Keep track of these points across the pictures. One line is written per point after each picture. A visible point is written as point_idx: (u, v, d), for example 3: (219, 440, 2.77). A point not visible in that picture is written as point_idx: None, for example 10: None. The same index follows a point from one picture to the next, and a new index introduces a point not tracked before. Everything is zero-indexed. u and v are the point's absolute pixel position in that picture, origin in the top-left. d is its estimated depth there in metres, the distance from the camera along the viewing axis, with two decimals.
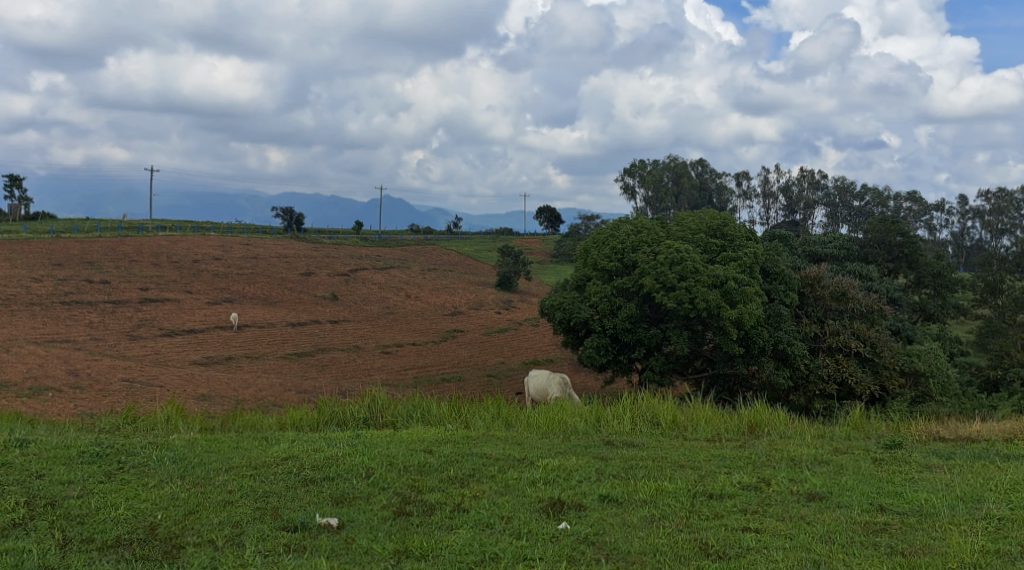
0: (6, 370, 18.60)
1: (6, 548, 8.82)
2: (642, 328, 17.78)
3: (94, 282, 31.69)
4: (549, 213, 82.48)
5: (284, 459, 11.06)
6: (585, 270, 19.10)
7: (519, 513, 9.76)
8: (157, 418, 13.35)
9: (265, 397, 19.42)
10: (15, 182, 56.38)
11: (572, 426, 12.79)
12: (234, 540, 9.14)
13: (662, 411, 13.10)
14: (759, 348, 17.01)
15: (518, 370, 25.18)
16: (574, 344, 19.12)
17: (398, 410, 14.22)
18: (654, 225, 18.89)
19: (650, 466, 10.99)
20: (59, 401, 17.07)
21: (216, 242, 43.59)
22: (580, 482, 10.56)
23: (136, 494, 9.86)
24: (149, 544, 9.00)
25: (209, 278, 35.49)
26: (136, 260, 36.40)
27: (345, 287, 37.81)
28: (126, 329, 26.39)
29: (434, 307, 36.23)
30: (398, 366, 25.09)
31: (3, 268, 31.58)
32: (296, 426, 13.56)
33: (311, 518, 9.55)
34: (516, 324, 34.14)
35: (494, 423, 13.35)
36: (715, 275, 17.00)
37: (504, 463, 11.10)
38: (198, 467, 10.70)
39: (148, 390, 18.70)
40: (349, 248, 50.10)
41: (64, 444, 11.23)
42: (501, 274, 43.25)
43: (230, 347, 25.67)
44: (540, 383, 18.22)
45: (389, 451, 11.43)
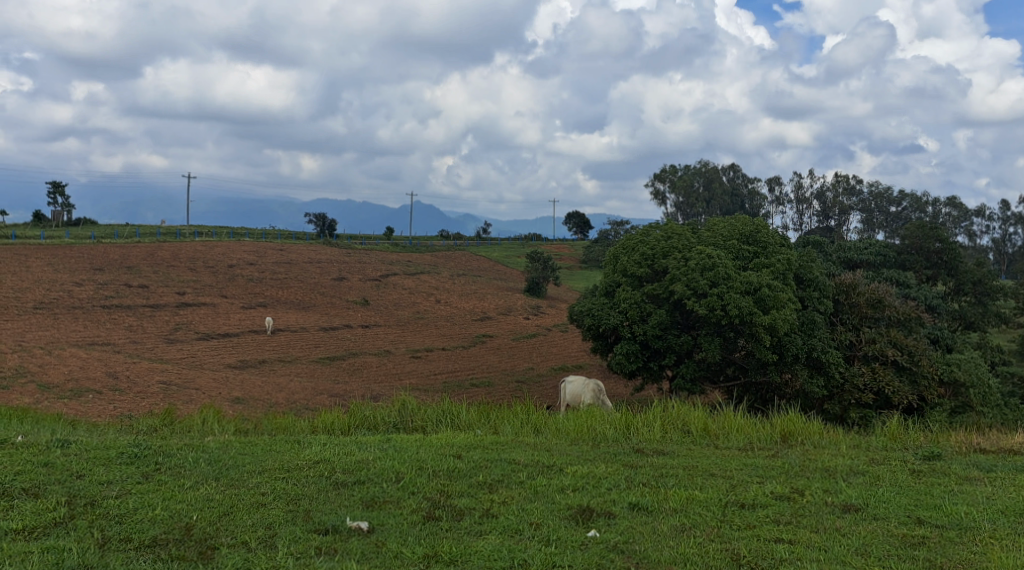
0: (47, 372, 18.76)
1: (46, 547, 8.76)
2: (673, 335, 17.62)
3: (132, 286, 31.94)
4: (579, 218, 82.32)
5: (316, 462, 11.04)
6: (615, 276, 18.99)
7: (549, 520, 9.66)
8: (194, 422, 13.40)
9: (298, 400, 19.44)
10: (58, 186, 57.16)
11: (601, 433, 12.68)
12: (268, 541, 9.11)
13: (693, 420, 12.96)
14: (793, 356, 16.80)
15: (548, 376, 25.08)
16: (603, 349, 19.01)
17: (429, 414, 14.22)
18: (685, 231, 18.71)
19: (680, 474, 10.86)
20: (99, 402, 17.21)
21: (250, 247, 43.87)
22: (610, 489, 10.44)
23: (173, 495, 9.86)
24: (185, 544, 8.97)
25: (244, 283, 35.68)
26: (172, 264, 36.70)
27: (376, 292, 37.88)
28: (164, 333, 26.58)
29: (463, 312, 36.20)
30: (428, 370, 25.09)
31: (44, 272, 31.94)
32: (328, 429, 13.55)
33: (342, 521, 9.51)
34: (546, 329, 34.06)
35: (523, 429, 13.26)
36: (748, 282, 16.82)
37: (533, 469, 11.01)
38: (232, 469, 10.69)
39: (186, 393, 18.79)
40: (380, 254, 50.26)
41: (104, 444, 11.25)
42: (530, 280, 43.19)
43: (264, 351, 25.76)
44: (574, 389, 18.12)
45: (418, 456, 11.38)
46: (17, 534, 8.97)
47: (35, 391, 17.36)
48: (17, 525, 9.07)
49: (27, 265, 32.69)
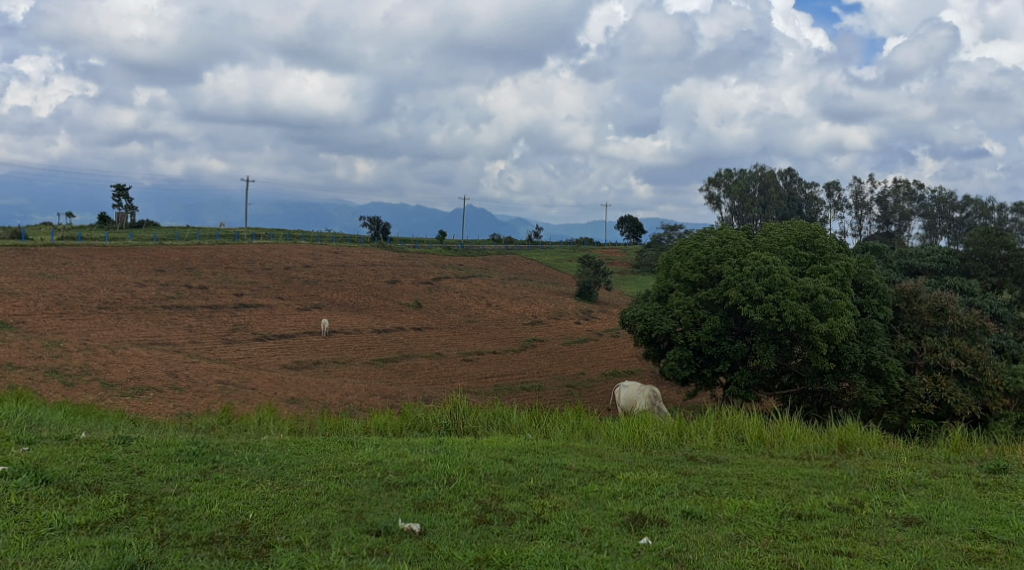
0: (111, 370, 19.10)
1: (108, 542, 8.86)
2: (726, 342, 17.40)
3: (192, 287, 32.44)
4: (632, 222, 81.90)
5: (369, 463, 11.09)
6: (668, 281, 18.86)
7: (600, 526, 9.60)
8: (250, 421, 13.56)
9: (351, 401, 19.57)
10: (122, 189, 58.30)
11: (653, 440, 12.55)
12: (321, 541, 9.15)
13: (748, 428, 12.79)
14: (851, 364, 16.55)
15: (599, 381, 24.93)
16: (655, 355, 18.85)
17: (480, 418, 14.22)
18: (740, 236, 18.43)
19: (734, 483, 10.72)
20: (160, 400, 17.47)
21: (306, 250, 44.34)
22: (662, 497, 10.34)
23: (229, 493, 9.95)
24: (241, 542, 9.04)
25: (300, 285, 36.05)
26: (230, 266, 37.19)
27: (429, 295, 38.03)
28: (222, 333, 26.93)
29: (514, 316, 36.19)
30: (479, 374, 25.10)
31: (107, 273, 32.55)
32: (380, 430, 13.61)
33: (394, 523, 9.52)
34: (598, 334, 33.94)
35: (573, 434, 13.19)
36: (805, 288, 16.58)
37: (585, 475, 10.95)
38: (287, 469, 10.77)
39: (242, 392, 19.00)
40: (433, 257, 50.52)
41: (164, 442, 11.40)
42: (581, 284, 43.08)
43: (319, 352, 26.00)
44: (630, 394, 18.05)
45: (470, 459, 11.38)
46: (79, 528, 9.08)
47: (98, 389, 17.66)
48: (80, 519, 9.19)
49: (92, 266, 33.37)
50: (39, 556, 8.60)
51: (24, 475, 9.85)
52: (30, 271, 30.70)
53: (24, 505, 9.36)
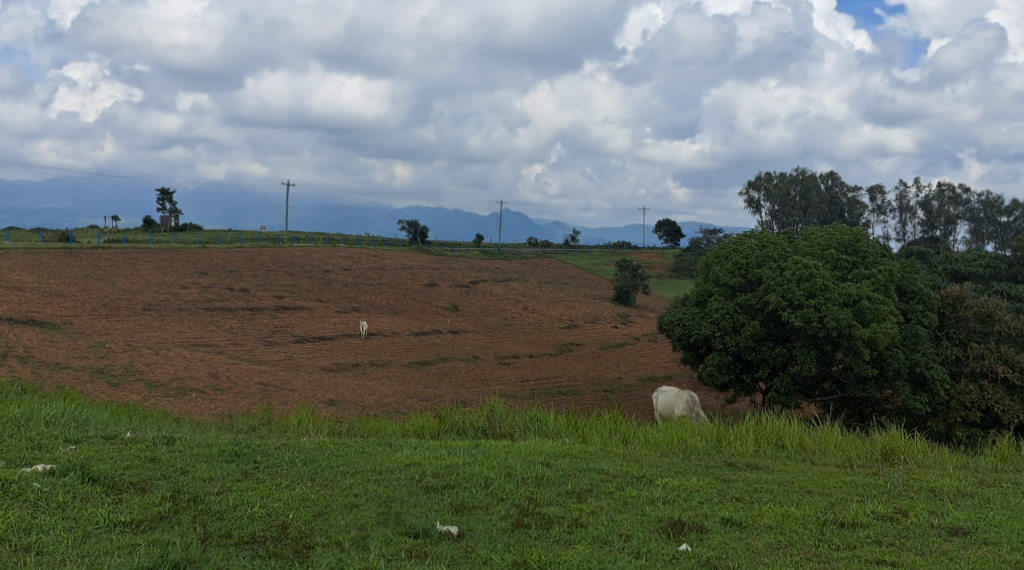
0: (154, 370, 19.34)
1: (153, 540, 8.94)
2: (766, 347, 17.25)
3: (234, 289, 32.77)
4: (670, 226, 81.55)
5: (407, 465, 11.11)
6: (707, 286, 18.75)
7: (639, 532, 9.54)
8: (290, 423, 13.64)
9: (389, 403, 19.63)
10: (167, 193, 59.06)
11: (692, 446, 12.47)
12: (360, 542, 9.18)
13: (789, 434, 12.67)
14: (893, 370, 16.34)
15: (636, 386, 24.82)
16: (694, 360, 18.75)
17: (517, 421, 14.21)
18: (780, 240, 18.26)
19: (775, 490, 10.61)
20: (201, 401, 17.66)
21: (345, 254, 44.62)
22: (702, 503, 10.26)
23: (270, 493, 10.03)
24: (282, 542, 9.10)
25: (339, 288, 36.26)
26: (271, 270, 37.49)
27: (466, 298, 38.10)
28: (262, 335, 27.16)
29: (551, 319, 36.15)
30: (516, 377, 25.07)
31: (151, 275, 32.97)
32: (418, 433, 13.64)
33: (432, 525, 9.53)
34: (635, 338, 33.81)
35: (611, 439, 13.13)
36: (847, 293, 16.41)
37: (623, 480, 10.90)
38: (327, 470, 10.82)
39: (282, 394, 19.14)
40: (471, 261, 50.60)
41: (206, 442, 11.51)
42: (619, 288, 42.90)
43: (357, 354, 26.15)
44: (668, 399, 17.95)
45: (507, 462, 11.36)
46: (124, 527, 9.17)
47: (143, 389, 17.87)
48: (125, 517, 9.28)
49: (137, 268, 33.83)
50: (86, 553, 8.69)
51: (71, 474, 9.99)
52: (77, 272, 31.19)
53: (71, 503, 9.47)
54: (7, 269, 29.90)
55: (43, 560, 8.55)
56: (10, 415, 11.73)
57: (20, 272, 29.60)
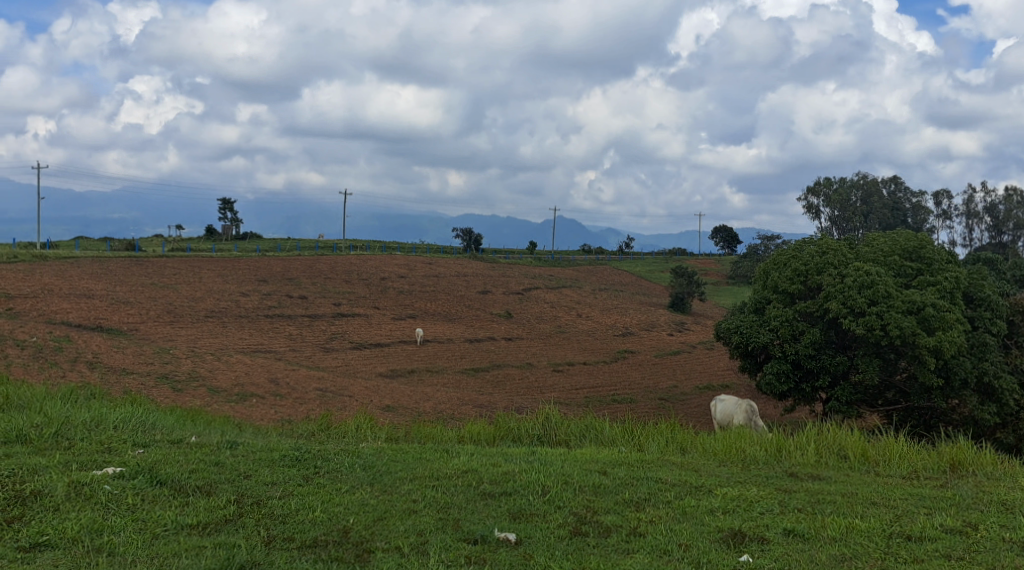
0: (216, 376, 19.62)
1: (218, 542, 9.06)
2: (827, 355, 17.00)
3: (293, 296, 33.16)
4: (726, 232, 80.81)
5: (464, 472, 11.13)
6: (765, 293, 18.54)
7: (699, 542, 9.45)
8: (348, 428, 13.77)
9: (444, 410, 19.68)
10: (228, 202, 60.01)
11: (751, 455, 12.33)
12: (419, 548, 9.21)
13: (851, 444, 12.45)
14: (960, 380, 16.02)
15: (693, 394, 24.61)
16: (752, 368, 18.53)
17: (572, 429, 14.18)
18: (841, 246, 17.98)
19: (839, 501, 10.45)
20: (262, 407, 17.87)
21: (401, 261, 44.90)
22: (762, 514, 10.13)
23: (330, 498, 10.12)
24: (343, 547, 9.16)
25: (395, 295, 36.53)
26: (329, 277, 37.88)
27: (520, 305, 38.13)
28: (321, 342, 27.44)
29: (605, 327, 36.00)
30: (570, 385, 25.02)
31: (213, 283, 33.51)
32: (474, 439, 13.68)
33: (490, 532, 9.53)
34: (691, 346, 33.52)
35: (668, 447, 13.03)
36: (911, 301, 16.11)
37: (681, 489, 10.80)
38: (386, 475, 10.89)
39: (340, 400, 19.29)
40: (525, 268, 50.63)
41: (268, 447, 11.65)
42: (674, 295, 42.58)
43: (413, 361, 26.29)
44: (727, 408, 17.77)
45: (564, 470, 11.32)
46: (191, 529, 9.31)
47: (205, 395, 18.14)
48: (191, 520, 9.42)
49: (199, 276, 34.39)
50: (155, 554, 8.83)
51: (140, 476, 10.18)
52: (142, 280, 31.83)
53: (140, 505, 9.64)
54: (75, 277, 30.58)
55: (115, 560, 8.70)
56: (80, 419, 11.97)
57: (87, 280, 30.28)
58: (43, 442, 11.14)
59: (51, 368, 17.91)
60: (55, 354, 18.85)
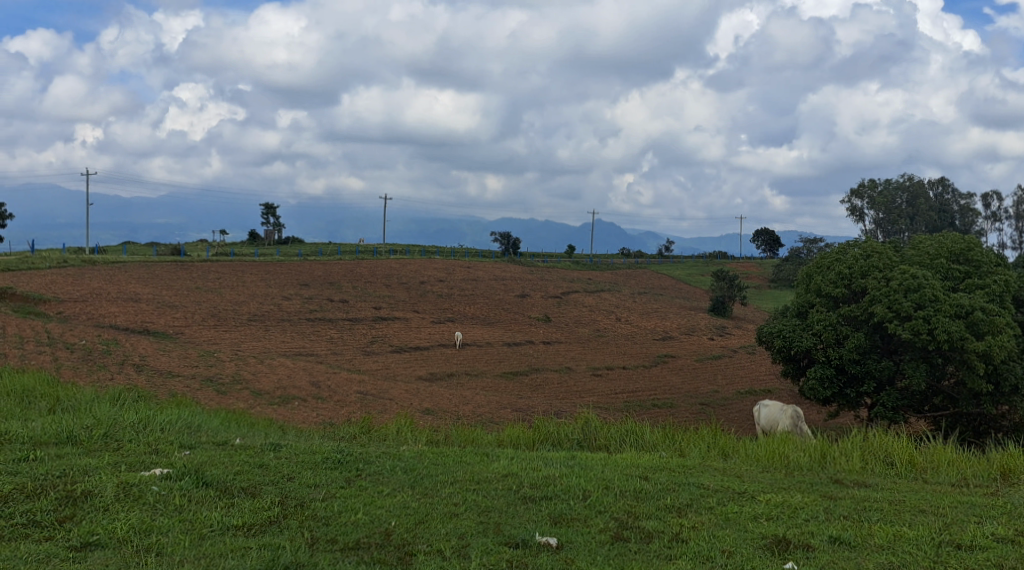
0: (260, 379, 19.81)
1: (263, 544, 9.13)
2: (872, 360, 16.80)
3: (334, 300, 33.39)
4: (769, 235, 79.94)
5: (504, 476, 11.12)
6: (808, 296, 18.34)
7: (742, 548, 9.37)
8: (389, 430, 13.86)
9: (483, 413, 19.71)
10: (271, 207, 60.64)
11: (795, 460, 12.20)
12: (460, 551, 9.22)
13: (898, 450, 12.27)
14: (1010, 385, 15.80)
15: (734, 399, 24.42)
16: (795, 373, 18.35)
17: (612, 433, 14.14)
18: (886, 249, 17.73)
19: (886, 509, 10.30)
20: (304, 409, 17.99)
21: (441, 265, 45.03)
22: (807, 521, 10.02)
23: (372, 501, 10.15)
24: (385, 549, 9.19)
25: (434, 299, 36.64)
26: (370, 281, 38.09)
27: (558, 309, 38.06)
28: (361, 345, 27.57)
29: (645, 331, 35.85)
30: (609, 389, 24.94)
31: (256, 287, 33.83)
32: (514, 443, 13.68)
33: (532, 536, 9.52)
34: (732, 351, 33.27)
35: (710, 453, 12.93)
36: (959, 304, 15.86)
37: (723, 495, 10.71)
38: (427, 479, 10.91)
39: (381, 403, 19.37)
40: (563, 272, 50.60)
41: (311, 449, 11.74)
42: (715, 298, 42.29)
43: (452, 364, 26.38)
44: (772, 413, 17.61)
45: (605, 475, 11.26)
46: (237, 530, 9.39)
47: (249, 397, 18.31)
48: (237, 521, 9.50)
49: (243, 280, 34.74)
50: (202, 555, 8.91)
51: (186, 478, 10.30)
52: (188, 284, 32.25)
53: (186, 506, 9.74)
54: (122, 281, 31.04)
55: (163, 560, 8.79)
56: (128, 420, 12.15)
57: (133, 284, 30.72)
58: (93, 443, 11.31)
59: (100, 370, 18.19)
60: (104, 356, 19.17)
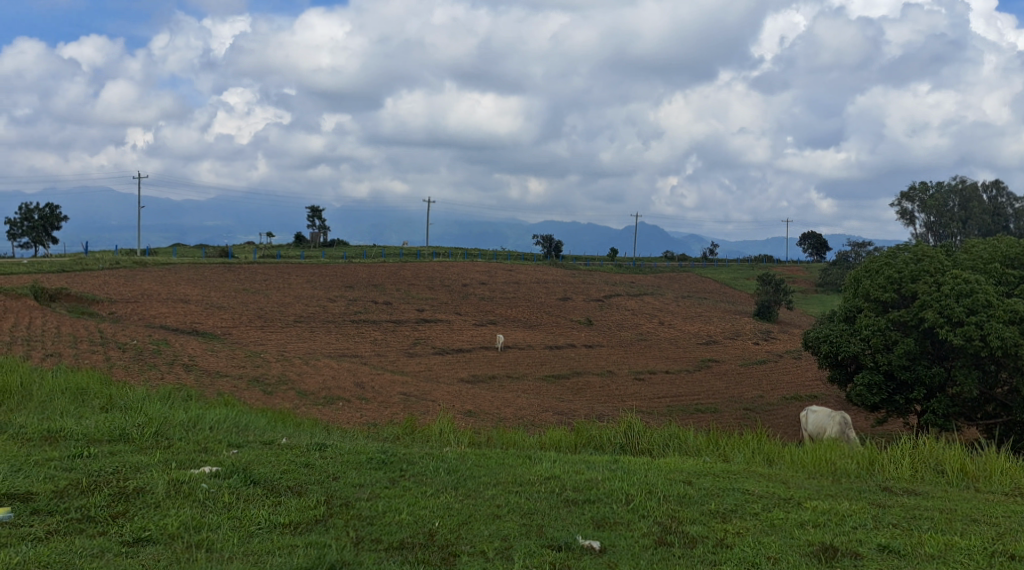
0: (305, 379, 19.98)
1: (309, 542, 9.19)
2: (922, 366, 16.57)
3: (379, 302, 33.61)
4: (815, 238, 79.14)
5: (547, 479, 11.11)
6: (856, 301, 18.12)
7: (788, 555, 9.27)
8: (432, 431, 13.91)
9: (525, 416, 19.69)
10: (317, 210, 61.24)
11: (842, 467, 12.06)
12: (504, 553, 9.22)
13: (949, 458, 12.08)
14: None
15: (779, 405, 24.17)
16: (842, 379, 18.14)
17: (655, 438, 14.06)
18: (937, 253, 17.41)
19: (936, 517, 10.14)
20: (348, 409, 18.13)
21: (484, 268, 45.11)
22: (855, 528, 9.89)
23: (416, 501, 10.19)
24: (429, 550, 9.21)
25: (477, 301, 36.72)
26: (413, 283, 38.30)
27: (601, 313, 37.95)
28: (405, 347, 27.69)
29: (689, 335, 35.61)
30: (652, 393, 24.82)
31: (302, 288, 34.16)
32: (556, 446, 13.67)
33: (574, 539, 9.49)
34: (777, 356, 32.94)
35: (755, 458, 12.81)
36: (1013, 310, 15.59)
37: (769, 501, 10.61)
38: (470, 480, 10.93)
39: (423, 404, 19.43)
40: (606, 276, 50.48)
41: (356, 449, 11.82)
42: (760, 303, 41.91)
43: (494, 366, 26.43)
44: (820, 420, 17.38)
45: (648, 480, 11.20)
46: (284, 528, 9.47)
47: (294, 397, 18.48)
48: (284, 519, 9.59)
49: (289, 281, 35.08)
50: (249, 553, 9.00)
51: (235, 476, 10.41)
52: (235, 286, 32.63)
53: (235, 504, 9.84)
54: (172, 283, 31.50)
55: (213, 556, 8.89)
56: (178, 419, 12.31)
57: (182, 286, 31.15)
58: (144, 441, 11.47)
59: (151, 369, 18.47)
60: (155, 356, 19.45)
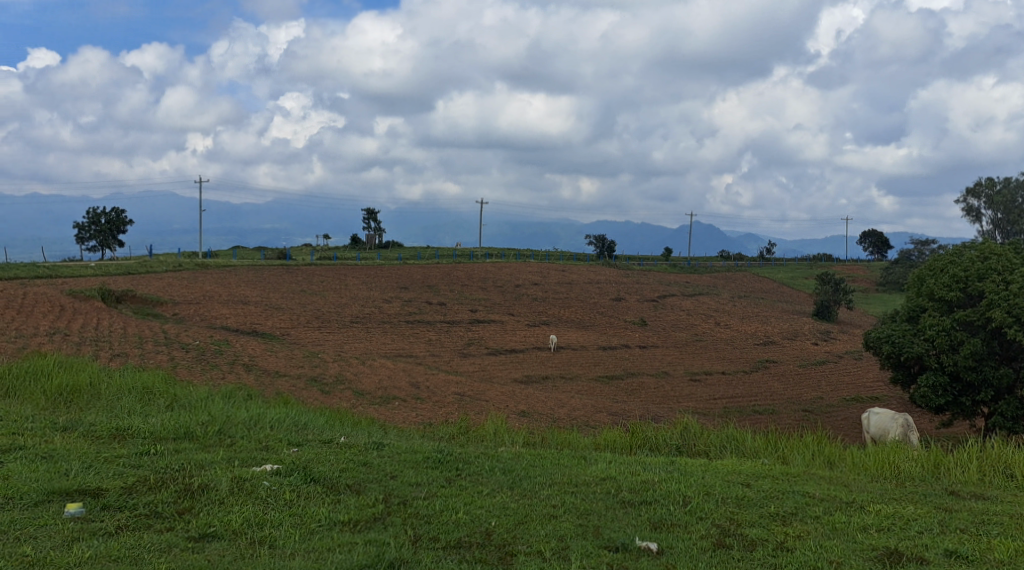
0: (361, 379, 20.12)
1: (368, 539, 9.22)
2: (989, 367, 16.24)
3: (433, 303, 33.76)
4: (876, 237, 77.83)
5: (603, 479, 11.02)
6: (919, 300, 17.70)
7: (852, 559, 9.10)
8: (487, 431, 13.90)
9: (580, 416, 19.62)
10: (372, 212, 61.69)
11: (906, 470, 11.78)
12: (561, 553, 9.16)
13: (1019, 462, 11.77)
14: None
15: (838, 406, 23.79)
16: (904, 380, 17.76)
17: (712, 440, 13.90)
18: (1005, 251, 16.90)
19: (1006, 522, 9.87)
20: (403, 409, 18.20)
21: (537, 269, 45.08)
22: (920, 533, 9.67)
23: (472, 501, 10.17)
24: (486, 549, 9.19)
25: (530, 302, 36.69)
26: (467, 284, 38.39)
27: (655, 313, 37.66)
28: (459, 347, 27.74)
29: (745, 336, 35.23)
30: (708, 394, 24.56)
31: (358, 289, 34.42)
32: (611, 447, 13.57)
33: (632, 540, 9.40)
34: (837, 356, 32.42)
35: (815, 461, 12.60)
36: None
37: (830, 504, 10.42)
38: (525, 480, 10.88)
39: (477, 404, 19.44)
40: (661, 275, 50.14)
41: (412, 448, 11.85)
42: (819, 303, 41.24)
43: (548, 366, 26.40)
44: (882, 422, 17.04)
45: (706, 481, 11.07)
46: (343, 526, 9.51)
47: (351, 397, 18.61)
48: (344, 517, 9.63)
49: (345, 283, 35.36)
50: (310, 549, 9.06)
51: (295, 474, 10.48)
52: (292, 287, 32.99)
53: (296, 501, 9.90)
54: (231, 284, 31.94)
55: (275, 552, 8.96)
56: (240, 417, 12.44)
57: (241, 287, 31.57)
58: (209, 439, 11.61)
59: (212, 369, 18.71)
60: (215, 356, 19.72)
